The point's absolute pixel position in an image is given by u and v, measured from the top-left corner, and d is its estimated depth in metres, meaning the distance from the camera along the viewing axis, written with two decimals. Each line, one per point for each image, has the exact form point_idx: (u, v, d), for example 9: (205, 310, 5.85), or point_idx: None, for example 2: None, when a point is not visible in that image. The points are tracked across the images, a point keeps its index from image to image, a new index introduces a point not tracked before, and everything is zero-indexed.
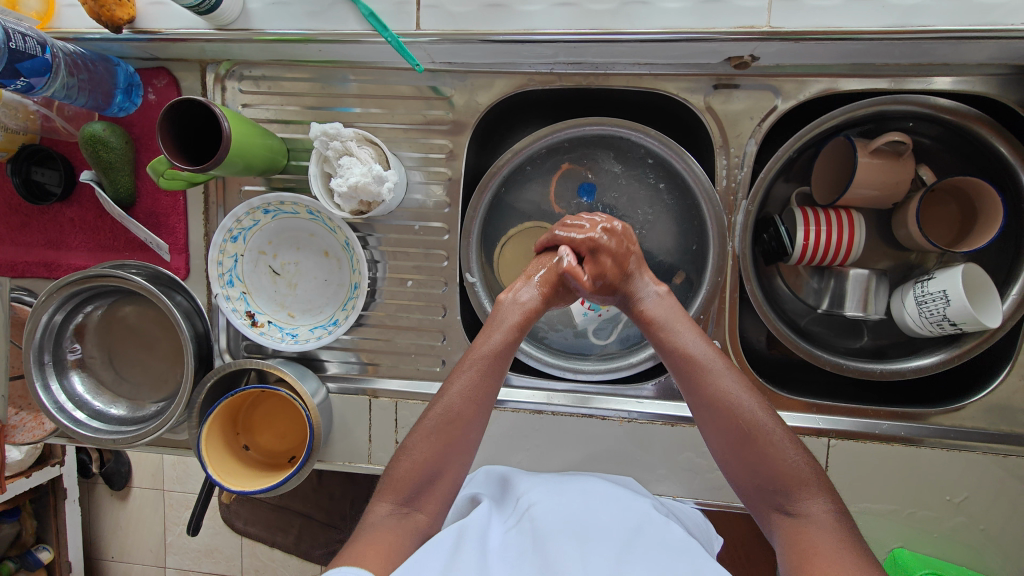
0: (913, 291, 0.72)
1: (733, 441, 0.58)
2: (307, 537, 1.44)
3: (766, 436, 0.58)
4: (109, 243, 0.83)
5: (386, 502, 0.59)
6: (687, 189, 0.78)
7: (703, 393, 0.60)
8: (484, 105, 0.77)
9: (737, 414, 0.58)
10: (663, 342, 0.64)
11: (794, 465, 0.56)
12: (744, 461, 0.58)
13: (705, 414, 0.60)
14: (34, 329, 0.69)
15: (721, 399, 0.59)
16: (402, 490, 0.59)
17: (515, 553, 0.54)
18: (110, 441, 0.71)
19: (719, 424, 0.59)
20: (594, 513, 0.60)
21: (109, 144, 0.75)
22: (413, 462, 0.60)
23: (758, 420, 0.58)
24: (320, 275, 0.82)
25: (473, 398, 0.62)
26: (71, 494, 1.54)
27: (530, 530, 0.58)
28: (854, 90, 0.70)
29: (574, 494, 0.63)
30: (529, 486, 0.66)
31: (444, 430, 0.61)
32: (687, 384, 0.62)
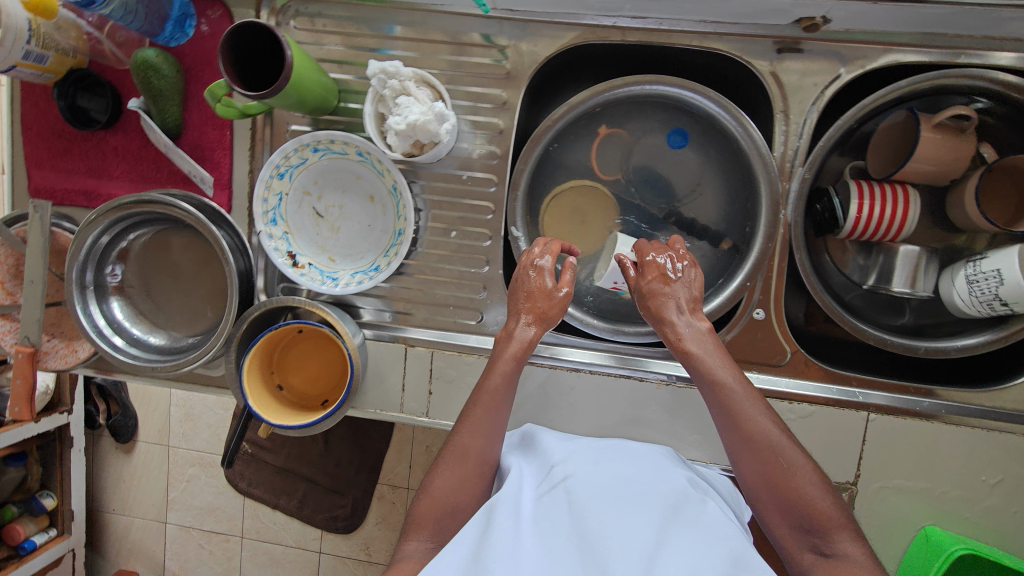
0: (963, 271, 0.71)
1: (767, 479, 0.56)
2: (310, 501, 1.48)
3: (801, 476, 0.56)
4: (152, 174, 0.82)
5: (413, 538, 0.60)
6: (741, 156, 0.77)
7: (739, 430, 0.58)
8: (542, 56, 0.76)
9: (775, 452, 0.57)
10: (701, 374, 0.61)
11: (828, 507, 0.54)
12: (774, 499, 0.56)
13: (741, 451, 0.58)
14: (80, 248, 0.69)
15: (759, 437, 0.57)
16: (427, 526, 0.60)
17: (548, 528, 0.55)
18: (148, 369, 0.71)
19: (754, 460, 0.57)
20: (628, 487, 0.60)
21: (160, 71, 0.74)
22: (434, 497, 0.61)
23: (794, 460, 0.56)
24: (364, 220, 0.81)
25: (483, 428, 0.63)
26: (78, 443, 1.52)
27: (564, 501, 0.57)
28: (920, 61, 0.70)
29: (608, 466, 0.63)
30: (562, 454, 0.65)
31: (461, 464, 0.62)
32: (725, 417, 0.60)
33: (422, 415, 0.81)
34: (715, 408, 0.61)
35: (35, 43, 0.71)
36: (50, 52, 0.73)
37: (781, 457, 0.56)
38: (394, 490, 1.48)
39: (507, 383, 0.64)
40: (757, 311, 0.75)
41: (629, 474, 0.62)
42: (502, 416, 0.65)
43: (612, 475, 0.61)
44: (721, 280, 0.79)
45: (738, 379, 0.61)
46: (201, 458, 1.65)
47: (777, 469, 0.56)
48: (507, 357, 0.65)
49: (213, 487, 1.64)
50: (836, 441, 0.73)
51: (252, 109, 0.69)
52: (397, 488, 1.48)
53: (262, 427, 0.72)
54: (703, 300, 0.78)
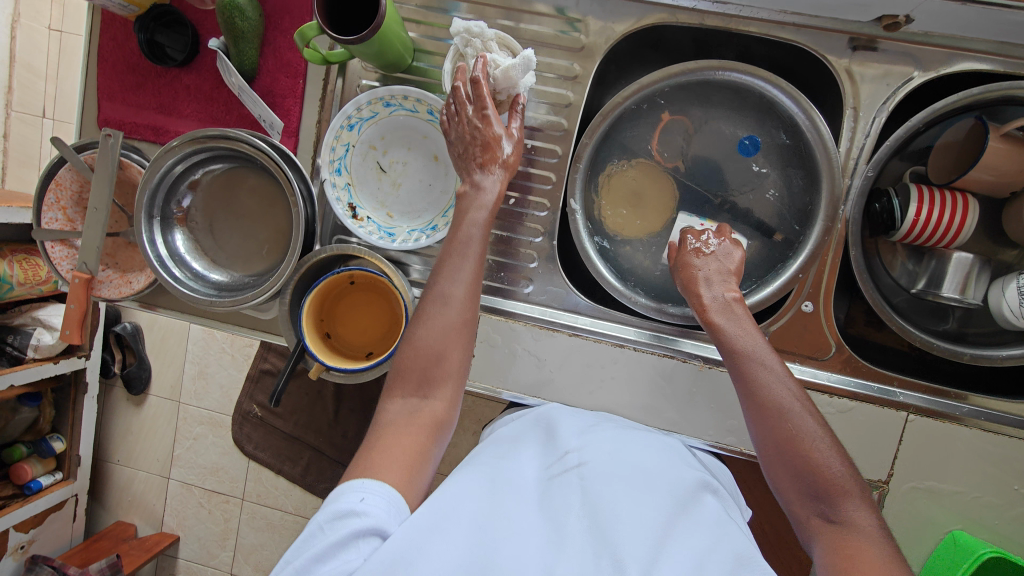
0: (1016, 281, 0.72)
1: (779, 443, 0.58)
2: (314, 470, 1.50)
3: (813, 443, 0.57)
4: (221, 116, 0.83)
5: (398, 396, 0.62)
6: (805, 150, 0.78)
7: (752, 394, 0.61)
8: (618, 33, 0.77)
9: (787, 417, 0.59)
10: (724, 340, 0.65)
11: (839, 474, 0.55)
12: (785, 462, 0.58)
13: (753, 415, 0.61)
14: (153, 175, 0.71)
15: (771, 402, 0.60)
16: (413, 381, 0.62)
17: (556, 508, 0.55)
18: (207, 301, 0.72)
19: (765, 423, 0.60)
20: (638, 474, 0.60)
21: (246, 13, 0.75)
22: (416, 349, 0.62)
23: (806, 428, 0.58)
24: (425, 179, 0.82)
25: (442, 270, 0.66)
26: (92, 389, 1.51)
27: (575, 485, 0.57)
28: (995, 70, 0.71)
29: (624, 454, 0.63)
30: (579, 439, 0.65)
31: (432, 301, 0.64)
32: (741, 381, 0.63)
33: None
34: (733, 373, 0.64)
35: None
36: None
37: (790, 424, 0.58)
38: None
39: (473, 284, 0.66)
40: (806, 303, 0.76)
41: (644, 467, 0.62)
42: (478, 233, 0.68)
43: (627, 463, 0.61)
44: (773, 272, 0.79)
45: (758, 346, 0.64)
46: (211, 417, 1.66)
47: (786, 434, 0.58)
48: (479, 206, 0.69)
49: (218, 447, 1.65)
50: (873, 438, 0.74)
51: (334, 57, 0.71)
52: None
53: (313, 367, 0.74)
54: (754, 289, 0.78)
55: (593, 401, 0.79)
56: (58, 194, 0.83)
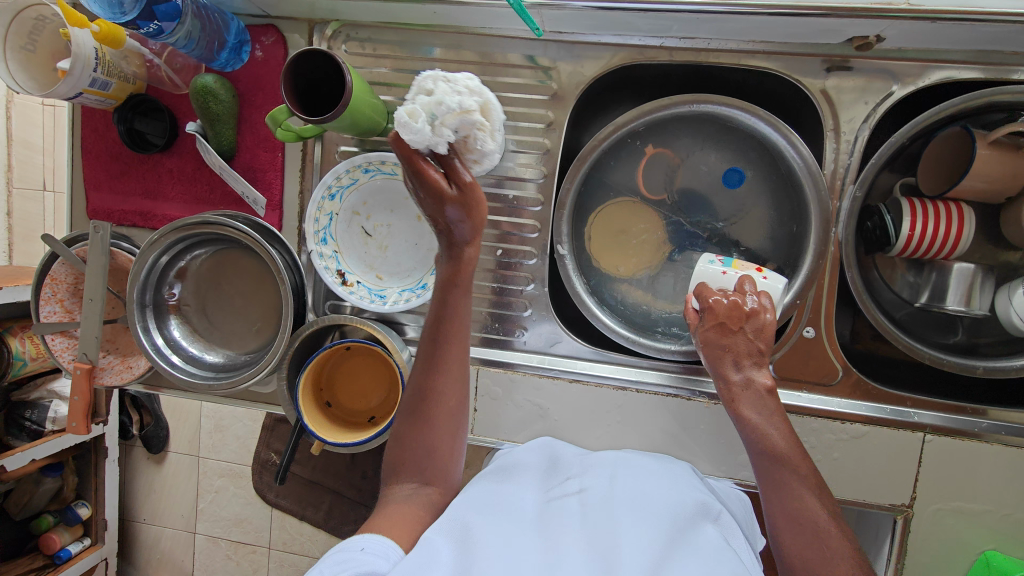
0: (1022, 288, 0.70)
1: (799, 538, 0.56)
2: (336, 513, 1.45)
3: (836, 546, 0.55)
4: (206, 196, 0.84)
5: (404, 482, 0.63)
6: (790, 174, 0.77)
7: (783, 492, 0.59)
8: (588, 76, 0.77)
9: (814, 516, 0.56)
10: (751, 432, 0.62)
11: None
12: (800, 562, 0.55)
13: (778, 512, 0.59)
14: (142, 269, 0.71)
15: (796, 497, 0.58)
16: (412, 469, 0.64)
17: (556, 529, 0.56)
18: (206, 386, 0.72)
19: (788, 520, 0.58)
20: (638, 497, 0.60)
21: (219, 96, 0.76)
22: (403, 441, 0.64)
23: (827, 523, 0.56)
24: (411, 238, 0.82)
25: (428, 365, 0.65)
26: (112, 454, 1.52)
27: (575, 509, 0.59)
28: (977, 78, 0.69)
29: (626, 479, 0.63)
30: (580, 471, 0.67)
31: (417, 403, 0.65)
32: (771, 474, 0.60)
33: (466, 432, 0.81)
34: (761, 465, 0.61)
35: (101, 70, 0.73)
36: (114, 79, 0.76)
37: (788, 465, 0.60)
38: None
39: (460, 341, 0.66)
40: (807, 329, 0.75)
41: (645, 482, 0.62)
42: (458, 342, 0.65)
43: (626, 482, 0.62)
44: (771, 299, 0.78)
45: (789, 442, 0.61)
46: (230, 469, 1.66)
47: (807, 530, 0.56)
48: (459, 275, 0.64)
49: (241, 498, 1.65)
50: (889, 461, 0.72)
51: (308, 132, 0.71)
52: None
53: (314, 443, 0.74)
54: None
55: (600, 445, 0.78)
56: (53, 289, 0.84)
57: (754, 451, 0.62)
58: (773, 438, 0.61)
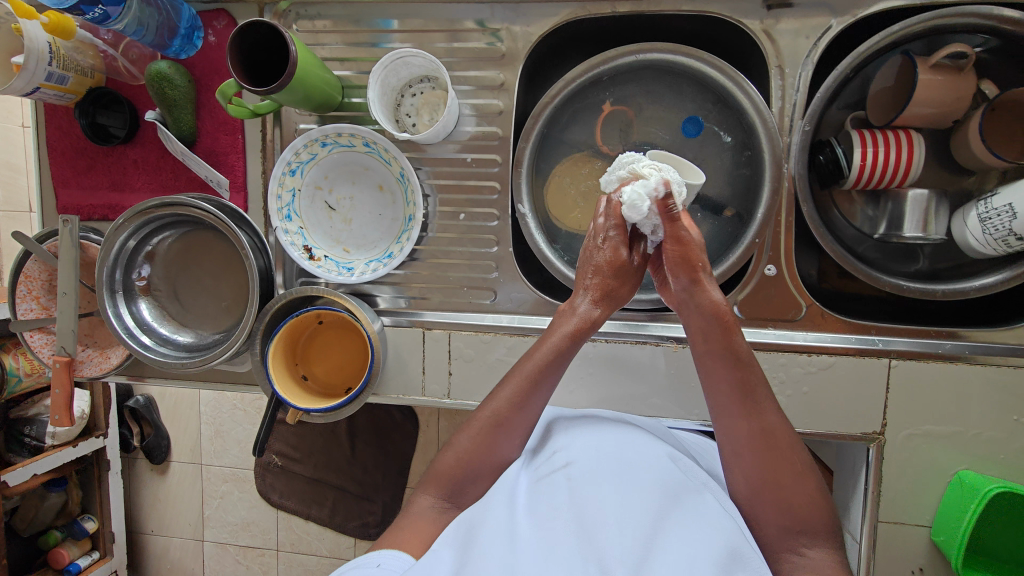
0: (976, 209, 0.71)
1: (768, 482, 0.56)
2: (341, 510, 1.46)
3: (802, 480, 0.56)
4: (171, 183, 0.85)
5: (428, 494, 0.63)
6: (740, 116, 0.78)
7: (753, 423, 0.57)
8: (534, 35, 0.78)
9: (780, 448, 0.56)
10: (721, 360, 0.58)
11: (819, 511, 0.55)
12: (771, 498, 0.55)
13: (746, 445, 0.57)
14: (109, 251, 0.73)
15: (763, 429, 0.57)
16: (445, 484, 0.62)
17: (542, 508, 0.53)
18: (176, 365, 0.74)
19: (756, 450, 0.56)
20: (625, 469, 0.57)
21: (174, 81, 0.78)
22: (456, 459, 0.63)
23: (795, 459, 0.56)
24: (374, 209, 0.84)
25: (516, 402, 0.63)
26: (115, 466, 1.53)
27: (561, 484, 0.56)
28: (913, 4, 0.70)
29: (612, 451, 0.60)
30: (566, 441, 0.64)
31: (490, 431, 0.63)
32: (742, 404, 0.57)
33: (444, 397, 0.82)
34: (727, 393, 0.58)
35: (56, 64, 0.74)
36: (71, 72, 0.77)
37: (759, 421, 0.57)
38: None
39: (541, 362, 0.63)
40: (769, 267, 0.76)
41: (630, 452, 0.61)
42: (550, 386, 0.64)
43: (612, 455, 0.60)
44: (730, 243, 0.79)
45: (754, 370, 0.59)
46: (233, 474, 1.66)
47: (775, 464, 0.56)
48: (560, 333, 0.65)
49: (246, 501, 1.65)
50: (857, 391, 0.73)
51: (262, 109, 0.72)
52: None
53: (289, 412, 0.75)
54: (717, 260, 0.79)
55: (575, 398, 0.79)
56: (28, 286, 0.85)
57: (727, 379, 0.58)
58: (743, 370, 0.58)
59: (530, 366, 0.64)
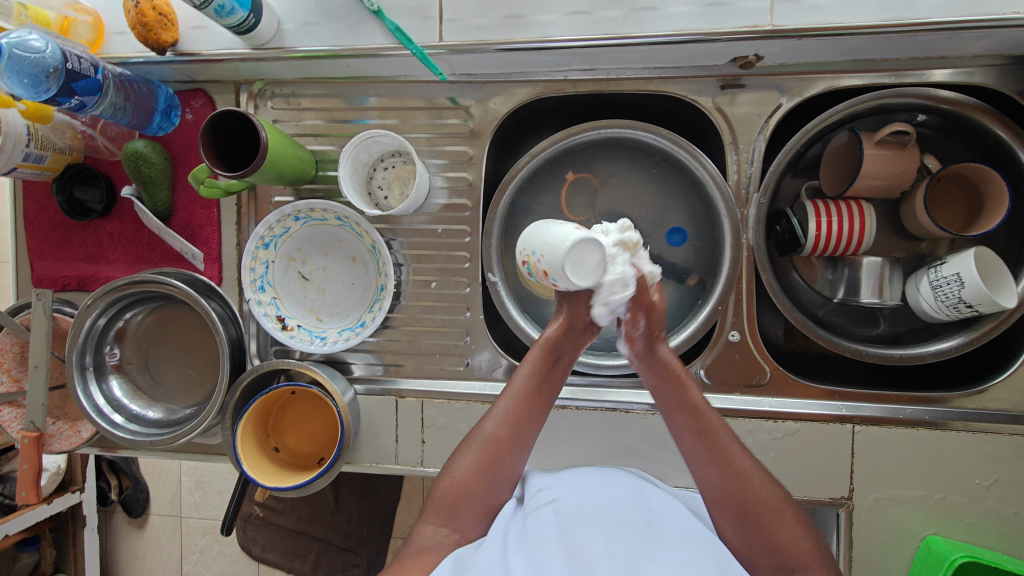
0: (927, 277, 0.74)
1: (751, 527, 0.56)
2: (326, 563, 1.37)
3: (780, 515, 0.56)
4: (147, 254, 0.86)
5: (431, 523, 0.61)
6: (700, 186, 0.81)
7: (719, 465, 0.58)
8: (501, 112, 0.82)
9: (753, 489, 0.56)
10: (677, 412, 0.61)
11: (804, 543, 0.55)
12: (755, 538, 0.55)
13: (719, 483, 0.57)
14: (79, 332, 0.73)
15: (734, 473, 0.57)
16: (444, 511, 0.61)
17: (533, 540, 0.53)
18: (146, 443, 0.73)
19: (726, 492, 0.57)
20: (610, 506, 0.57)
21: (150, 160, 0.79)
22: (454, 482, 0.62)
23: (768, 495, 0.57)
24: (347, 279, 0.85)
25: (511, 422, 0.63)
26: (90, 522, 1.47)
27: (551, 518, 0.55)
28: (855, 85, 0.74)
29: (596, 489, 0.60)
30: (551, 480, 0.64)
31: (488, 451, 0.62)
32: (705, 450, 0.59)
33: (417, 465, 0.82)
34: (691, 446, 0.60)
35: (34, 145, 0.76)
36: (48, 152, 0.79)
37: (746, 487, 0.57)
38: None
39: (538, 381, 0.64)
40: (732, 333, 0.78)
41: (615, 489, 0.60)
42: (541, 412, 0.64)
43: (599, 494, 0.59)
44: (692, 310, 0.81)
45: (717, 418, 0.60)
46: (213, 528, 1.61)
47: (746, 503, 0.56)
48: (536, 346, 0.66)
49: (226, 556, 1.61)
50: (824, 455, 0.74)
51: (235, 186, 0.74)
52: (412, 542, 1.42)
53: (257, 490, 0.74)
54: (683, 325, 0.81)
55: (547, 466, 0.79)
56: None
57: (687, 436, 0.60)
58: (702, 421, 0.60)
59: (521, 381, 0.64)
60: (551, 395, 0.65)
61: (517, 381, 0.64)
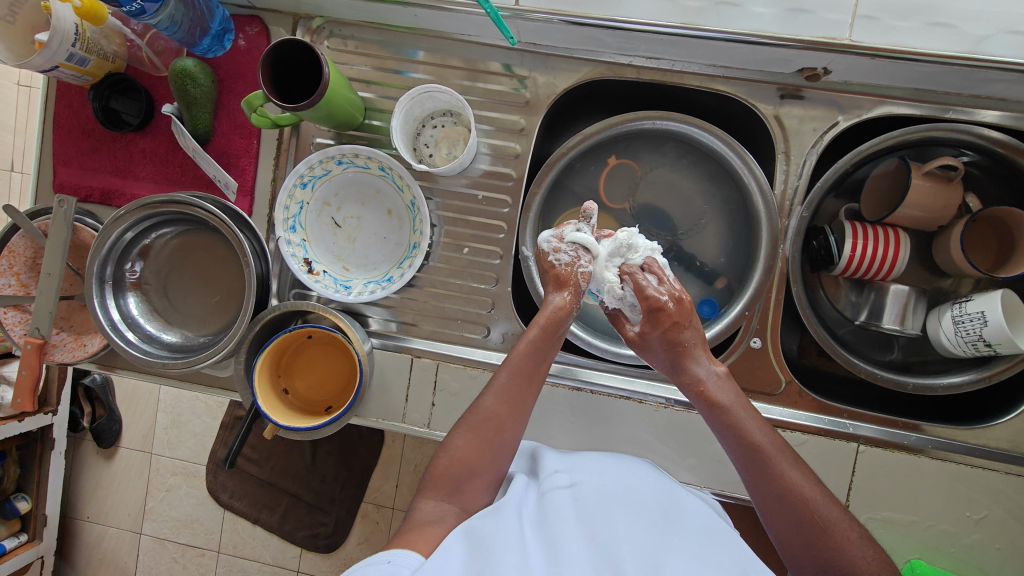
0: (951, 312, 0.75)
1: (807, 538, 0.57)
2: (292, 517, 1.42)
3: (839, 528, 0.57)
4: (177, 177, 0.85)
5: (431, 498, 0.60)
6: (744, 192, 0.81)
7: (773, 482, 0.59)
8: (558, 87, 0.81)
9: (810, 505, 0.57)
10: (727, 432, 0.62)
11: (865, 559, 0.56)
12: (809, 554, 0.57)
13: (770, 498, 0.59)
14: (105, 242, 0.72)
15: (791, 489, 0.58)
16: (444, 486, 0.60)
17: (552, 527, 0.51)
18: (157, 365, 0.72)
19: (784, 512, 0.58)
20: (630, 494, 0.56)
21: (197, 80, 0.77)
22: (453, 459, 0.60)
23: (824, 510, 0.57)
24: (379, 232, 0.85)
25: (509, 399, 0.63)
26: (60, 445, 1.43)
27: (568, 501, 0.55)
28: (912, 114, 0.75)
29: (614, 476, 0.59)
30: (566, 463, 0.62)
31: (484, 430, 0.61)
32: (759, 473, 0.60)
33: (423, 427, 0.81)
34: (745, 464, 0.61)
35: (79, 46, 0.74)
36: (92, 56, 0.77)
37: (812, 512, 0.57)
38: (379, 510, 1.38)
39: (537, 351, 0.64)
40: (754, 340, 0.79)
41: (631, 478, 0.60)
42: (536, 386, 0.64)
43: (617, 481, 0.58)
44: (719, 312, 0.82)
45: (766, 435, 0.61)
46: (185, 468, 1.56)
47: (808, 524, 0.57)
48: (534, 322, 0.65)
49: (193, 498, 1.55)
50: (826, 469, 0.75)
51: (284, 120, 0.73)
52: (382, 508, 1.38)
53: (267, 427, 0.73)
54: (707, 325, 0.82)
55: (555, 445, 0.79)
56: (10, 261, 0.83)
57: (737, 455, 0.61)
58: (752, 437, 0.60)
59: (518, 354, 0.64)
60: (544, 373, 0.65)
61: (513, 357, 0.64)
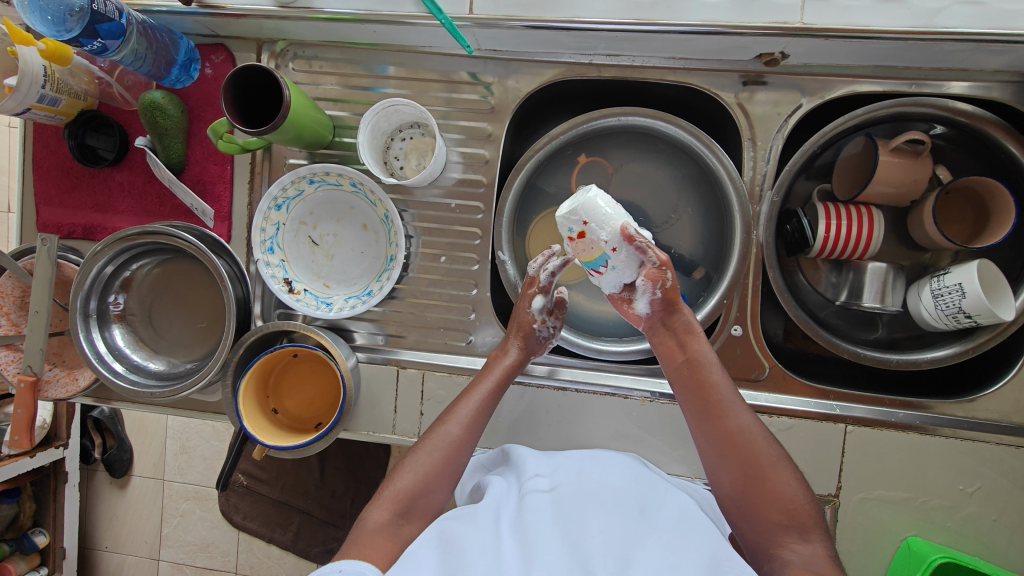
0: (930, 285, 0.75)
1: (744, 481, 0.59)
2: (305, 534, 1.42)
3: (778, 473, 0.59)
4: (155, 208, 0.86)
5: (384, 510, 0.60)
6: (714, 181, 0.82)
7: (717, 422, 0.61)
8: (521, 90, 0.82)
9: (748, 447, 0.60)
10: (679, 373, 0.64)
11: (802, 502, 0.57)
12: (750, 498, 0.58)
13: (714, 439, 0.61)
14: (86, 278, 0.73)
15: (736, 429, 0.60)
16: (402, 501, 0.60)
17: (528, 529, 0.52)
18: (145, 394, 0.74)
19: (726, 451, 0.60)
20: (607, 492, 0.57)
21: (167, 111, 0.79)
22: (412, 474, 0.62)
23: (767, 454, 0.59)
24: (357, 246, 0.85)
25: (467, 424, 0.66)
26: (73, 478, 1.44)
27: (546, 504, 0.55)
28: (876, 90, 0.75)
29: (593, 475, 0.60)
30: (547, 466, 0.62)
31: (443, 450, 0.63)
32: (706, 409, 0.62)
33: (414, 437, 0.82)
34: (693, 405, 0.63)
35: (49, 87, 0.75)
36: (64, 95, 0.78)
37: (750, 451, 0.59)
38: None
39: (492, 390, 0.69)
40: (735, 327, 0.79)
41: (609, 475, 0.60)
42: (489, 419, 0.68)
43: (595, 480, 0.59)
44: (698, 302, 0.83)
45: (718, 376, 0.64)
46: (196, 492, 1.58)
47: (747, 461, 0.59)
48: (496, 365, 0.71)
49: (207, 521, 1.57)
50: (816, 452, 0.75)
51: (252, 144, 0.74)
52: None
53: (256, 448, 0.74)
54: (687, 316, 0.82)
55: (544, 446, 0.80)
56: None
57: (687, 392, 0.64)
58: (706, 378, 0.63)
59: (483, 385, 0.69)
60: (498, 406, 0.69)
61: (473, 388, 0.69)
